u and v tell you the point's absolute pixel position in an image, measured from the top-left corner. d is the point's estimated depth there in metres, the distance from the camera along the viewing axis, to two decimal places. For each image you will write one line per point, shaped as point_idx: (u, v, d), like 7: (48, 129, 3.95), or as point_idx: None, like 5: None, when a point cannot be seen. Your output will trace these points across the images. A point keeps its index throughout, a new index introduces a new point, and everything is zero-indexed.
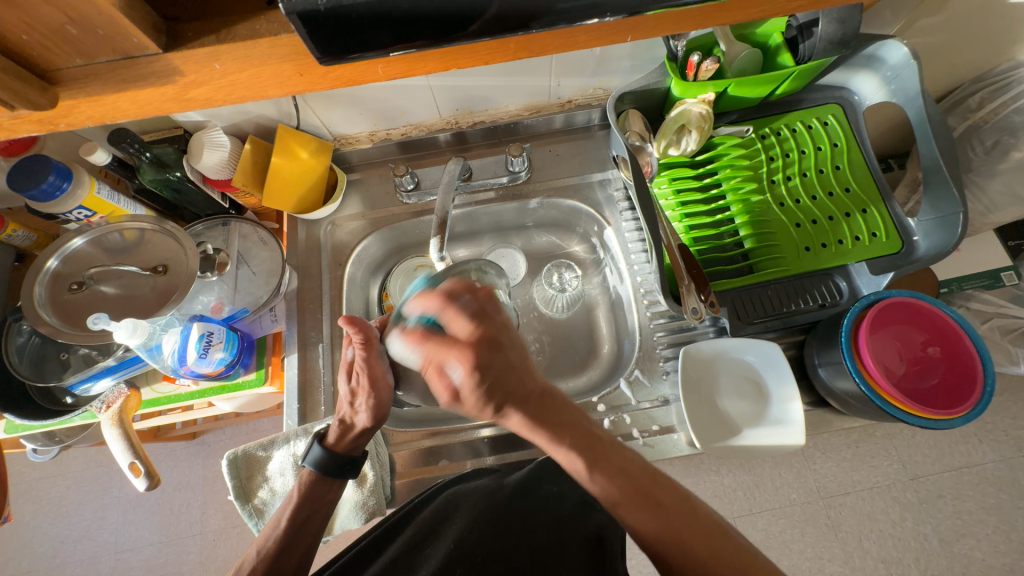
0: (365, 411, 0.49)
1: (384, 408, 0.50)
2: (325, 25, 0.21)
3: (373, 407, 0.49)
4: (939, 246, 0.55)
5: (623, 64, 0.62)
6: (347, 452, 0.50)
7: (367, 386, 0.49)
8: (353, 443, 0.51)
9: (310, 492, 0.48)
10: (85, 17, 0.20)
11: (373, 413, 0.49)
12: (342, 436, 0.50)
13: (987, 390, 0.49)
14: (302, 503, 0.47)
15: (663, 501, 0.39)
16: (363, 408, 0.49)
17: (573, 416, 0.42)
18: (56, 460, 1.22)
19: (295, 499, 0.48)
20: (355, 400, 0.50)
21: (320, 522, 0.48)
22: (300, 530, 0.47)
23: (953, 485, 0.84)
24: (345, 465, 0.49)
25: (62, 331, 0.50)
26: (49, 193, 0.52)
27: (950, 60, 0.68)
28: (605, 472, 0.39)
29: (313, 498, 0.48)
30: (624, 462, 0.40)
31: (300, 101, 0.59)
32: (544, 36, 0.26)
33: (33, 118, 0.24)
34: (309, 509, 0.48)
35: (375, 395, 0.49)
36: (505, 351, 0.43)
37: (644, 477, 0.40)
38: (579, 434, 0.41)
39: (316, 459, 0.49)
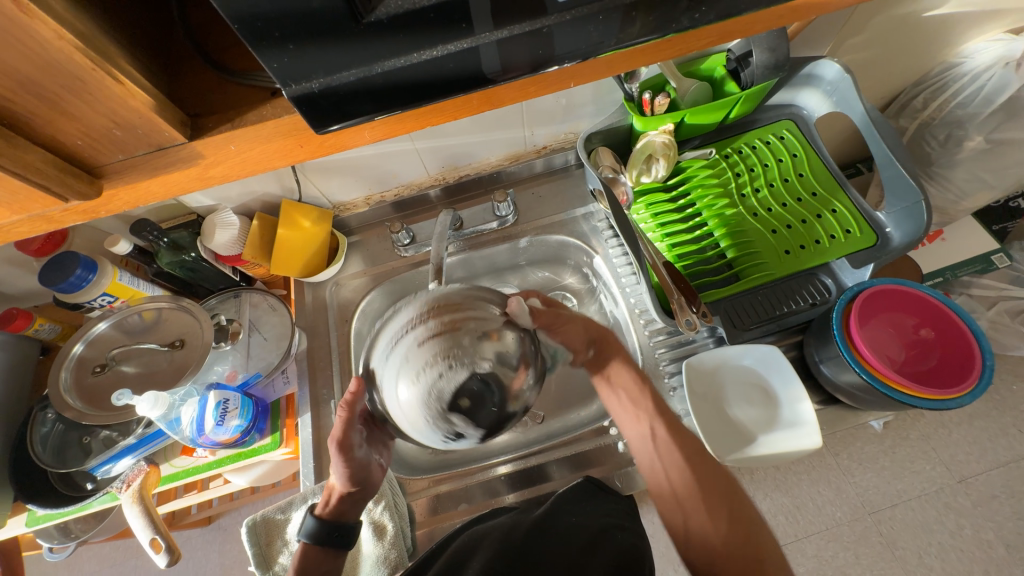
0: (342, 477, 0.49)
1: (363, 474, 0.50)
2: (319, 103, 0.26)
3: (348, 472, 0.49)
4: (910, 234, 0.57)
5: (587, 109, 0.69)
6: (339, 518, 0.50)
7: (340, 457, 0.48)
8: (340, 510, 0.51)
9: (305, 566, 0.47)
10: (129, 121, 0.25)
11: (348, 475, 0.49)
12: (330, 501, 0.51)
13: (987, 363, 0.50)
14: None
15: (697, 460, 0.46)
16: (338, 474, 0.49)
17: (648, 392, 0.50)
18: (71, 563, 1.18)
19: (293, 573, 0.47)
20: (333, 466, 0.51)
21: None
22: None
23: (1002, 482, 0.80)
24: (335, 531, 0.48)
25: (86, 414, 0.52)
26: (76, 285, 0.57)
27: (886, 69, 0.74)
28: (682, 443, 0.46)
29: (311, 570, 0.47)
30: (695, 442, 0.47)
31: (300, 175, 0.65)
32: (507, 90, 0.31)
33: (80, 209, 0.28)
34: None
35: (348, 461, 0.48)
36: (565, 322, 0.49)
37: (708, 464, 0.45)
38: (662, 411, 0.49)
39: (309, 531, 0.48)
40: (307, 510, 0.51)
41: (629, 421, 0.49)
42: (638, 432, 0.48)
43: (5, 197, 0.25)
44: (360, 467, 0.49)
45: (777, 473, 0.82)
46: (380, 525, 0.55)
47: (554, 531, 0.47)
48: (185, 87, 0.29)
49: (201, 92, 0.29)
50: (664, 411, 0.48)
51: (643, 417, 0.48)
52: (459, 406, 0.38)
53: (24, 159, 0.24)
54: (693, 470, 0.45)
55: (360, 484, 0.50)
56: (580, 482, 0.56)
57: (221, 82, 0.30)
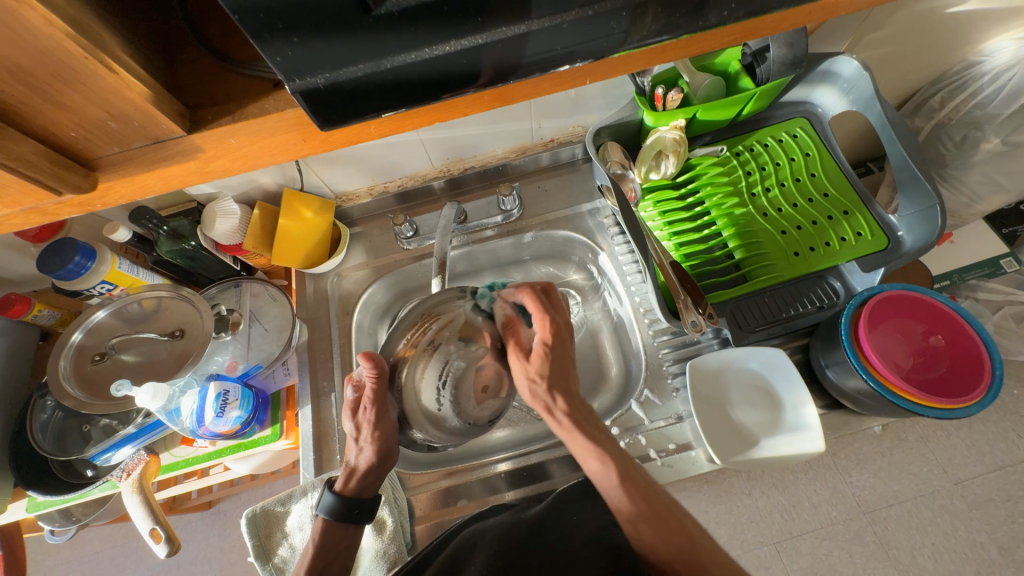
0: (370, 446, 0.50)
1: (387, 447, 0.50)
2: (324, 99, 0.25)
3: (380, 440, 0.50)
4: (924, 239, 0.56)
5: (597, 103, 0.68)
6: (356, 495, 0.50)
7: (373, 417, 0.50)
8: (360, 484, 0.51)
9: (325, 541, 0.48)
10: (124, 112, 0.24)
11: (378, 447, 0.49)
12: (351, 477, 0.51)
13: (997, 372, 0.49)
14: (318, 552, 0.47)
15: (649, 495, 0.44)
16: (368, 443, 0.50)
17: (597, 428, 0.47)
18: (72, 543, 1.19)
19: (310, 551, 0.48)
20: (360, 438, 0.51)
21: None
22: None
23: (999, 486, 0.80)
24: (354, 508, 0.49)
25: (86, 402, 0.52)
26: (75, 272, 0.56)
27: (904, 67, 0.72)
28: (635, 485, 0.44)
29: (329, 548, 0.48)
30: (648, 483, 0.45)
31: (303, 165, 0.64)
32: (518, 87, 0.30)
33: (75, 202, 0.27)
34: (325, 559, 0.47)
35: (380, 430, 0.50)
36: (563, 356, 0.49)
37: (665, 507, 0.43)
38: (613, 445, 0.46)
39: (328, 506, 0.49)
40: (324, 485, 0.51)
41: (592, 462, 0.45)
42: (598, 469, 0.45)
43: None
44: (390, 435, 0.50)
45: (775, 472, 0.83)
46: (380, 520, 0.55)
47: (554, 529, 0.47)
48: (185, 76, 0.28)
49: (200, 82, 0.28)
50: (616, 450, 0.46)
51: (603, 459, 0.45)
52: (470, 396, 0.52)
53: (16, 151, 0.23)
54: (647, 512, 0.43)
55: (387, 456, 0.51)
56: (579, 480, 0.56)
57: (222, 71, 0.28)
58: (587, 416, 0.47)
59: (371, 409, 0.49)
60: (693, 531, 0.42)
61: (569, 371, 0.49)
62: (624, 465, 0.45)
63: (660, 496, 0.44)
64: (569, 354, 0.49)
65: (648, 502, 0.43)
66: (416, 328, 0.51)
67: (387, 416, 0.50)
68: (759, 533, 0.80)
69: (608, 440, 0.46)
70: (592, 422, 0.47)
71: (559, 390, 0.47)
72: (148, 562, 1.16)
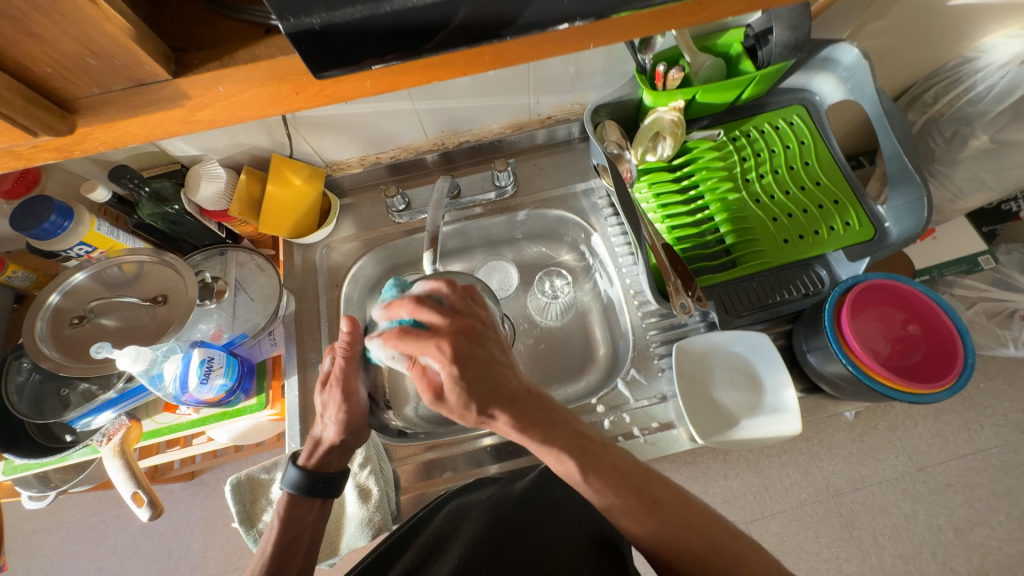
0: (334, 425, 0.51)
1: (357, 425, 0.51)
2: (315, 42, 0.23)
3: (345, 420, 0.51)
4: (909, 230, 0.57)
5: (596, 80, 0.66)
6: (320, 471, 0.51)
7: (339, 396, 0.50)
8: (326, 460, 0.53)
9: (291, 514, 0.49)
10: (103, 48, 0.23)
11: (342, 427, 0.50)
12: (314, 453, 0.52)
13: (968, 360, 0.51)
14: (285, 526, 0.48)
15: (657, 500, 0.41)
16: (333, 422, 0.50)
17: (560, 419, 0.43)
18: (52, 510, 1.18)
19: (278, 523, 0.49)
20: (325, 414, 0.51)
21: (310, 544, 0.49)
22: (289, 552, 0.47)
23: (959, 473, 0.84)
24: (318, 482, 0.50)
25: (64, 365, 0.51)
26: (51, 232, 0.54)
27: (902, 60, 0.72)
28: (600, 475, 0.41)
29: (296, 520, 0.49)
30: (617, 462, 0.42)
31: (292, 129, 0.62)
32: (519, 45, 0.29)
33: (50, 147, 0.26)
34: (292, 532, 0.48)
35: (346, 409, 0.50)
36: (486, 362, 0.41)
37: (637, 476, 0.42)
38: (571, 437, 0.42)
39: (293, 483, 0.50)
40: (288, 458, 0.52)
41: (553, 462, 0.42)
42: (562, 470, 0.42)
43: None
44: (357, 416, 0.51)
45: (751, 455, 0.86)
46: (365, 488, 0.56)
47: (541, 507, 0.49)
48: (171, 20, 0.27)
49: (188, 25, 0.27)
50: (580, 446, 0.42)
51: (564, 459, 0.41)
52: None
53: None
54: (615, 497, 0.41)
55: (352, 436, 0.51)
56: None
57: (211, 16, 0.27)
58: (538, 408, 0.42)
59: (339, 384, 0.50)
60: (663, 498, 0.41)
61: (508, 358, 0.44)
62: (585, 457, 0.41)
63: (631, 472, 0.42)
64: (491, 356, 0.42)
65: (615, 489, 0.41)
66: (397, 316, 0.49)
67: (354, 389, 0.51)
68: (733, 512, 0.84)
69: (563, 432, 0.42)
70: (543, 417, 0.42)
71: (493, 405, 0.40)
72: (129, 530, 1.16)
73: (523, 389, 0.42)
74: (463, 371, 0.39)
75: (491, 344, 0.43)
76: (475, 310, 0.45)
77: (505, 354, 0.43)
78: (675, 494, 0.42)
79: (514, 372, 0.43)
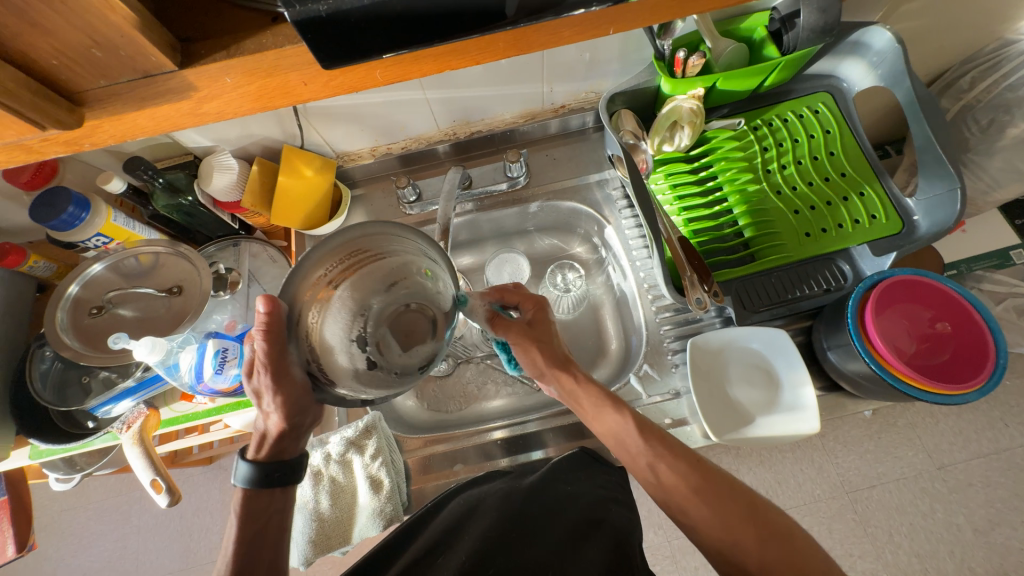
0: (278, 412, 0.44)
1: (300, 408, 0.45)
2: (324, 31, 0.23)
3: (284, 405, 0.44)
4: (940, 223, 0.55)
5: (612, 67, 0.64)
6: (276, 457, 0.47)
7: (270, 381, 0.42)
8: (278, 446, 0.47)
9: (250, 507, 0.45)
10: (109, 39, 0.22)
11: (284, 412, 0.44)
12: (264, 443, 0.47)
13: (1000, 362, 0.49)
14: (246, 520, 0.45)
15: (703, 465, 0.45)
16: (273, 408, 0.44)
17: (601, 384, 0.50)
18: (78, 491, 1.23)
19: (235, 519, 0.45)
20: (262, 401, 0.44)
21: (276, 534, 0.46)
22: (254, 547, 0.45)
23: (982, 472, 0.82)
24: (274, 473, 0.46)
25: (84, 354, 0.52)
26: (69, 223, 0.54)
27: (937, 43, 0.68)
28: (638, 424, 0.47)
29: (255, 514, 0.46)
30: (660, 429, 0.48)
31: (303, 120, 0.61)
32: (536, 32, 0.28)
33: (61, 140, 0.26)
34: (255, 525, 0.45)
35: (283, 393, 0.43)
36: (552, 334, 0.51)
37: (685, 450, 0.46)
38: (605, 395, 0.49)
39: (246, 476, 0.45)
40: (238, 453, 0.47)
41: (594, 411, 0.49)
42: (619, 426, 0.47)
43: None
44: (299, 400, 0.44)
45: (764, 450, 0.85)
46: (377, 479, 0.56)
47: (550, 506, 0.48)
48: (177, 8, 0.26)
49: (194, 13, 0.26)
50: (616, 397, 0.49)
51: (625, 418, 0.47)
52: (391, 343, 0.46)
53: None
54: (677, 464, 0.44)
55: (300, 417, 0.45)
56: (574, 450, 0.57)
57: (217, 3, 0.26)
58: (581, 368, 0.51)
59: (263, 370, 0.42)
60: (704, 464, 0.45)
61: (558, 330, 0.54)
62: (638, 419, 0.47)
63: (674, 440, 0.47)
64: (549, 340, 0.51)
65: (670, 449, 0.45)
66: (336, 260, 0.44)
67: (289, 372, 0.42)
68: None
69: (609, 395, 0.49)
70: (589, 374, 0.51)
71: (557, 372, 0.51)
72: (151, 511, 1.20)
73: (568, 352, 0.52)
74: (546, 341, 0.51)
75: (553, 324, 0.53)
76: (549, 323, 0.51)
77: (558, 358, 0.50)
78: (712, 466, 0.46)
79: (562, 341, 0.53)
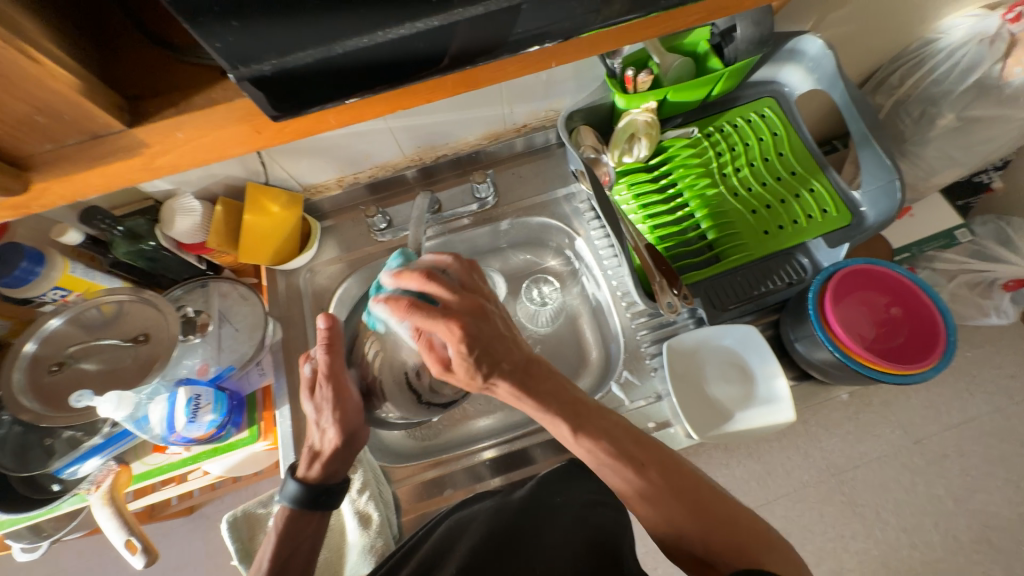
0: (334, 427, 0.48)
1: (353, 426, 0.48)
2: (274, 86, 0.24)
3: (342, 420, 0.48)
4: (884, 213, 0.59)
5: (568, 86, 0.67)
6: (322, 481, 0.49)
7: (331, 394, 0.47)
8: (327, 471, 0.49)
9: (290, 528, 0.48)
10: (51, 106, 0.22)
11: (342, 427, 0.47)
12: (315, 465, 0.49)
13: (951, 339, 0.52)
14: (282, 541, 0.47)
15: (645, 463, 0.42)
16: (330, 424, 0.47)
17: (558, 383, 0.45)
18: (47, 559, 1.15)
19: (274, 539, 0.47)
20: (321, 419, 0.48)
21: (303, 562, 0.48)
22: (281, 570, 0.46)
23: (954, 443, 0.85)
24: (321, 494, 0.48)
25: (45, 415, 0.49)
26: (23, 279, 0.53)
27: (865, 47, 0.74)
28: (590, 434, 0.43)
29: (294, 534, 0.48)
30: (608, 424, 0.44)
31: (266, 158, 0.62)
32: (483, 70, 0.29)
33: (8, 204, 0.26)
34: (289, 546, 0.47)
35: (342, 409, 0.47)
36: (490, 333, 0.43)
37: (628, 440, 0.43)
38: (567, 401, 0.44)
39: (293, 494, 0.48)
40: (286, 473, 0.50)
41: (553, 426, 0.44)
42: (559, 433, 0.44)
43: None
44: (354, 415, 0.48)
45: (752, 443, 0.86)
46: (365, 514, 0.55)
47: (540, 515, 0.49)
48: (122, 67, 0.27)
49: (140, 72, 0.26)
50: (567, 399, 0.44)
51: (559, 421, 0.43)
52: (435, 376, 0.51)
53: None
54: (612, 460, 0.42)
55: (353, 437, 0.49)
56: (563, 464, 0.57)
57: (166, 60, 0.27)
58: (541, 374, 0.45)
59: (328, 384, 0.47)
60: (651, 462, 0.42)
61: (515, 332, 0.45)
62: (579, 418, 0.43)
63: (628, 438, 0.44)
64: (497, 331, 0.43)
65: (612, 443, 0.42)
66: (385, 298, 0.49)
67: (346, 396, 0.48)
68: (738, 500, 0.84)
69: (558, 395, 0.44)
70: (545, 382, 0.44)
71: (495, 372, 0.42)
72: (129, 572, 1.13)
73: (524, 358, 0.44)
74: (473, 347, 0.41)
75: (497, 321, 0.44)
76: (481, 285, 0.46)
77: (510, 329, 0.45)
78: (664, 459, 0.43)
79: (517, 343, 0.45)
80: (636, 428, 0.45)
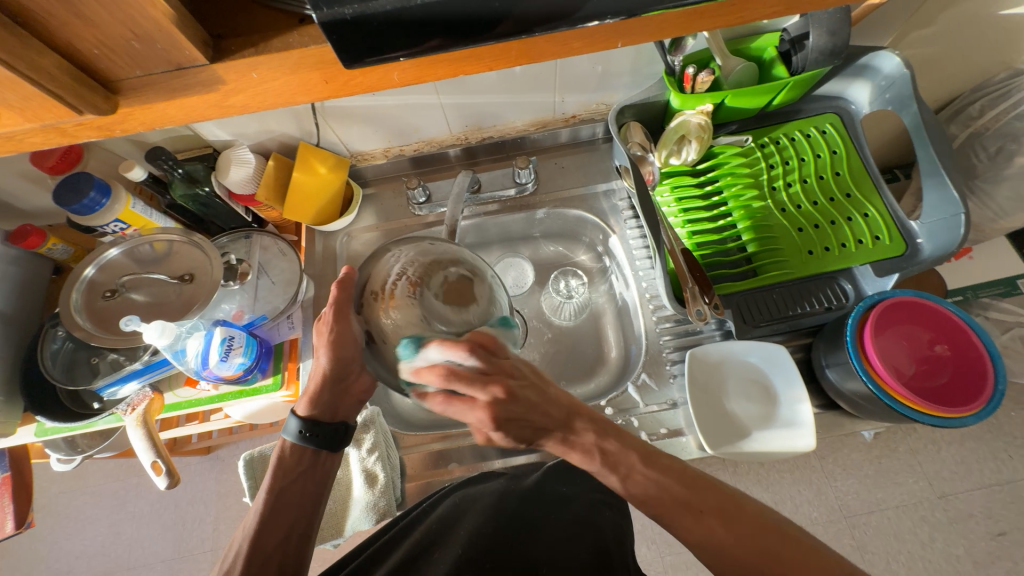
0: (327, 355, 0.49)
1: (345, 359, 0.49)
2: (349, 32, 0.24)
3: (336, 349, 0.48)
4: (943, 247, 0.56)
5: (623, 80, 0.66)
6: (318, 414, 0.51)
7: (333, 319, 0.47)
8: (324, 404, 0.51)
9: (286, 460, 0.50)
10: (147, 33, 0.24)
11: (334, 349, 0.48)
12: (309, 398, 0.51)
13: (999, 388, 0.50)
14: (280, 471, 0.49)
15: (702, 508, 0.39)
16: (324, 347, 0.48)
17: (601, 430, 0.42)
18: (76, 474, 1.24)
19: (273, 468, 0.50)
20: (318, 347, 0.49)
21: (297, 498, 0.49)
22: (279, 502, 0.48)
23: (984, 504, 0.81)
24: (313, 429, 0.50)
25: (95, 335, 0.53)
26: (89, 207, 0.56)
27: (947, 71, 0.69)
28: (638, 480, 0.41)
29: (288, 468, 0.50)
30: (655, 463, 0.42)
31: (320, 118, 0.63)
32: (547, 42, 0.29)
33: (95, 124, 0.28)
34: (286, 478, 0.49)
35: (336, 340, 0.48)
36: (525, 410, 0.39)
37: (684, 484, 0.41)
38: (611, 443, 0.42)
39: (293, 427, 0.50)
40: (290, 410, 0.52)
41: (594, 469, 0.43)
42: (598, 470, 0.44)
43: (18, 101, 0.25)
44: (347, 345, 0.48)
45: (763, 470, 0.84)
46: (372, 474, 0.57)
47: (547, 507, 0.50)
48: (210, 7, 0.28)
49: (225, 12, 0.28)
50: (610, 451, 0.42)
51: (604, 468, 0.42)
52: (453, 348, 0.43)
53: (37, 64, 0.23)
54: (657, 493, 0.40)
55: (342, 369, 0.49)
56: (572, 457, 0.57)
57: (247, 3, 0.28)
58: (581, 428, 0.42)
59: (332, 317, 0.47)
60: (704, 496, 0.40)
61: (545, 384, 0.41)
62: (618, 458, 0.42)
63: (667, 462, 0.42)
64: (531, 405, 0.39)
65: (663, 480, 0.41)
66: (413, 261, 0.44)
67: (346, 328, 0.47)
68: None
69: (601, 441, 0.42)
70: (585, 434, 0.42)
71: (537, 438, 0.41)
72: (147, 498, 1.21)
73: (562, 412, 0.41)
74: (510, 427, 0.38)
75: (527, 392, 0.39)
76: (503, 361, 0.39)
77: (540, 388, 0.40)
78: (722, 500, 0.40)
79: (551, 400, 0.40)
80: (689, 468, 0.42)
